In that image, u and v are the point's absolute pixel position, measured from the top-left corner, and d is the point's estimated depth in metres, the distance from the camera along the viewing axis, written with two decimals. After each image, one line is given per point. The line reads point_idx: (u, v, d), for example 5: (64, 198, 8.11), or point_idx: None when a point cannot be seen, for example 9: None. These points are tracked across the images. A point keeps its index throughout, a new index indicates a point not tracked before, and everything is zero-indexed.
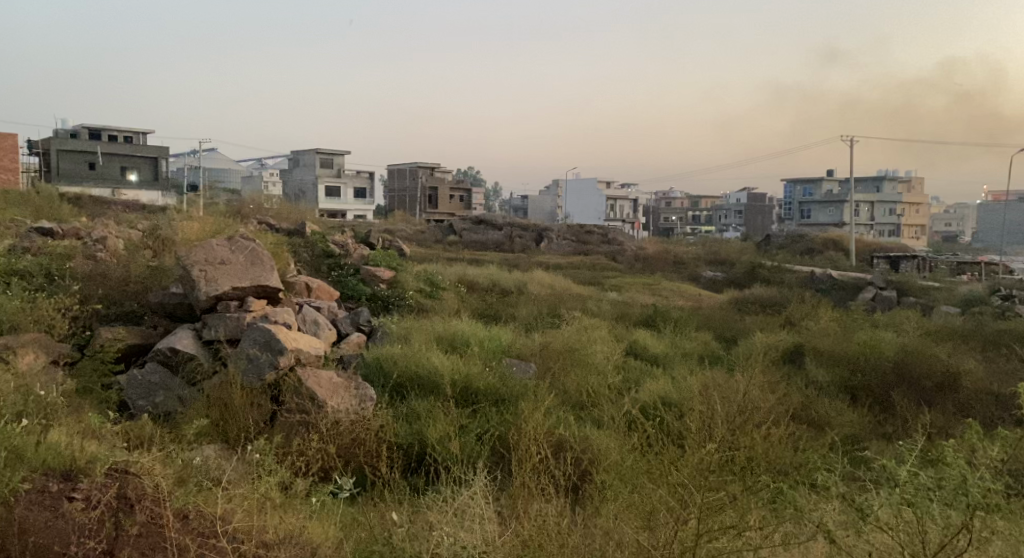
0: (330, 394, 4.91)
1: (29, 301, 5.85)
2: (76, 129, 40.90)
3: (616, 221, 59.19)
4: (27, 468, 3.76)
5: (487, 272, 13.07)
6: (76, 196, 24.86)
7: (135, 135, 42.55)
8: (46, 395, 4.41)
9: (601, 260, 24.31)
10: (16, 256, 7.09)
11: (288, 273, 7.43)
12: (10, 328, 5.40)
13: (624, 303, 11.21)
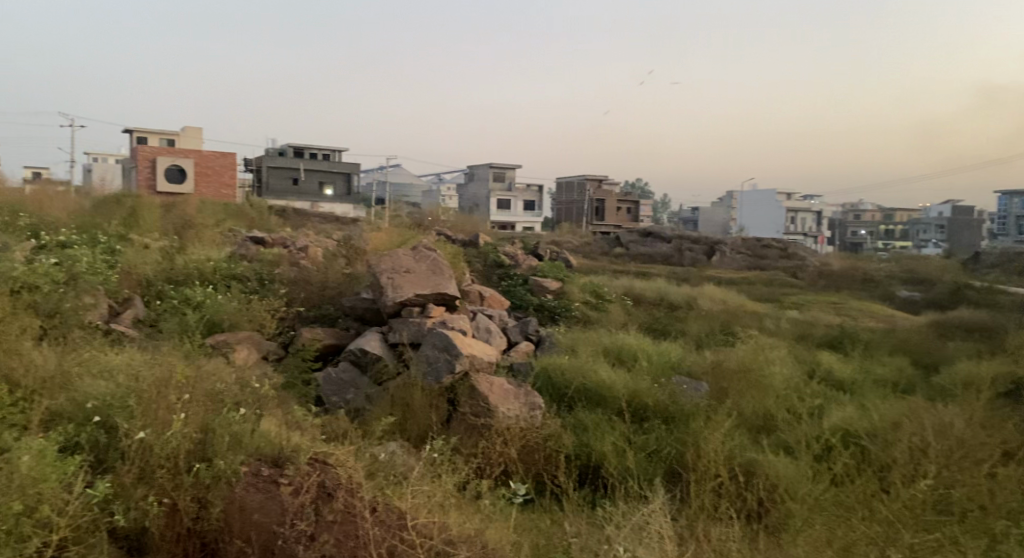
0: (503, 399, 5.02)
1: (245, 303, 6.58)
2: (285, 150, 45.30)
3: (798, 235, 56.01)
4: (245, 452, 4.21)
5: (656, 287, 12.87)
6: (287, 209, 27.65)
7: (334, 154, 46.63)
8: (260, 388, 4.93)
9: (780, 276, 23.12)
10: (237, 262, 8.03)
11: (462, 282, 7.80)
12: (231, 326, 6.12)
13: (802, 323, 10.58)
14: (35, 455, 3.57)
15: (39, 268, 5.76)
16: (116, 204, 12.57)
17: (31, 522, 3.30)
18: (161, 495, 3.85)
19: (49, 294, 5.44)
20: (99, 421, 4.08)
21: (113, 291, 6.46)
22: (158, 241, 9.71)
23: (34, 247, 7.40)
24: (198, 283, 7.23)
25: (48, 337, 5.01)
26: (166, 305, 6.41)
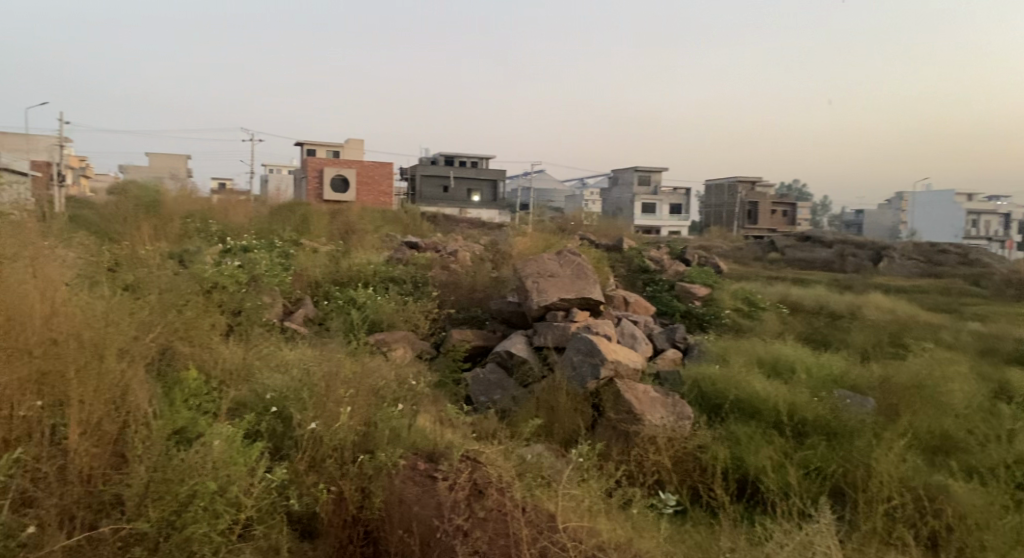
0: (649, 407, 4.92)
1: (401, 304, 6.95)
2: (436, 158, 47.74)
3: (980, 239, 50.80)
4: (403, 447, 4.44)
5: (816, 295, 12.13)
6: (440, 216, 28.90)
7: (481, 161, 48.43)
8: (415, 385, 5.16)
9: (959, 285, 21.12)
10: (394, 266, 8.49)
11: (607, 287, 7.80)
12: (388, 326, 6.48)
13: (988, 336, 9.55)
14: (225, 438, 3.93)
15: (226, 271, 6.40)
16: (292, 214, 13.71)
17: (222, 501, 3.65)
18: (329, 483, 4.13)
19: (234, 294, 6.03)
20: (276, 411, 4.44)
21: (286, 292, 7.05)
22: (326, 247, 10.48)
23: (221, 252, 8.25)
24: (359, 284, 7.72)
25: (233, 332, 5.55)
26: (330, 306, 6.91)
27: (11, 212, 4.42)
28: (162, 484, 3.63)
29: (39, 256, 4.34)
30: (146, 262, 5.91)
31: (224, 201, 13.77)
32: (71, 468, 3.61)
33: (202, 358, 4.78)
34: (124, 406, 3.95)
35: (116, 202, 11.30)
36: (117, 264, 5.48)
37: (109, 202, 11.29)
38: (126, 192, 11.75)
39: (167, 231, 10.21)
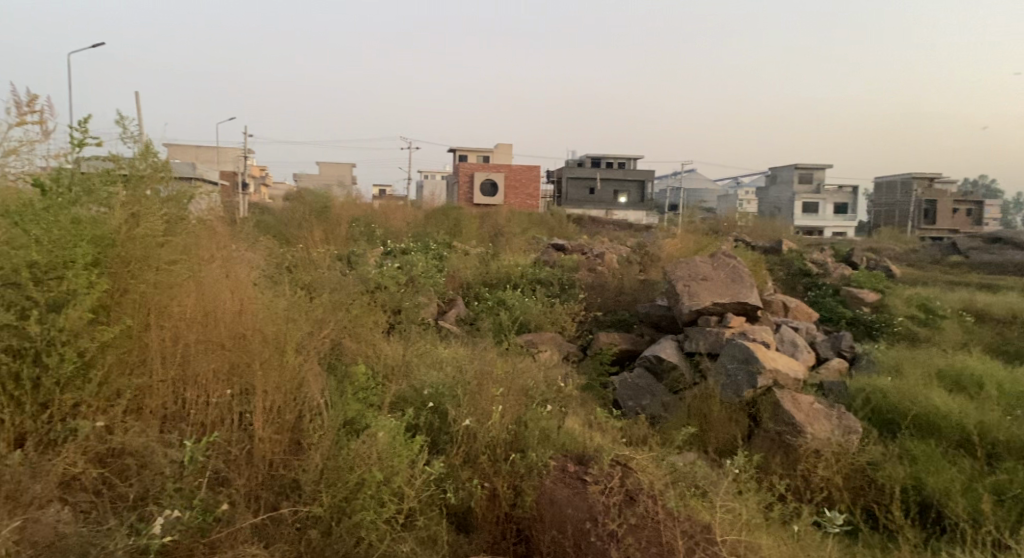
0: (812, 419, 4.63)
1: (549, 306, 7.08)
2: (583, 159, 47.92)
3: None
4: (553, 448, 4.44)
5: (1009, 302, 10.90)
6: (587, 218, 29.06)
7: (629, 162, 48.16)
8: (563, 387, 5.21)
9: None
10: (542, 267, 8.68)
11: (764, 292, 7.51)
12: (536, 327, 6.63)
13: None
14: (389, 432, 4.15)
15: (387, 273, 6.82)
16: (446, 218, 14.32)
17: (387, 491, 3.87)
18: (483, 479, 4.24)
19: (394, 293, 6.38)
20: (433, 406, 4.63)
21: (440, 292, 7.36)
22: (478, 249, 10.85)
23: (382, 254, 8.83)
24: (509, 286, 7.92)
25: (394, 329, 5.86)
26: (480, 307, 7.13)
27: (208, 217, 4.90)
28: (334, 472, 3.91)
29: (230, 256, 4.78)
30: (319, 263, 6.41)
31: (387, 207, 14.63)
32: (257, 451, 3.95)
33: (366, 353, 5.07)
34: (300, 396, 4.28)
35: (294, 209, 12.38)
36: (296, 259, 5.93)
37: (288, 209, 12.42)
38: (303, 201, 12.83)
39: (335, 234, 11.04)
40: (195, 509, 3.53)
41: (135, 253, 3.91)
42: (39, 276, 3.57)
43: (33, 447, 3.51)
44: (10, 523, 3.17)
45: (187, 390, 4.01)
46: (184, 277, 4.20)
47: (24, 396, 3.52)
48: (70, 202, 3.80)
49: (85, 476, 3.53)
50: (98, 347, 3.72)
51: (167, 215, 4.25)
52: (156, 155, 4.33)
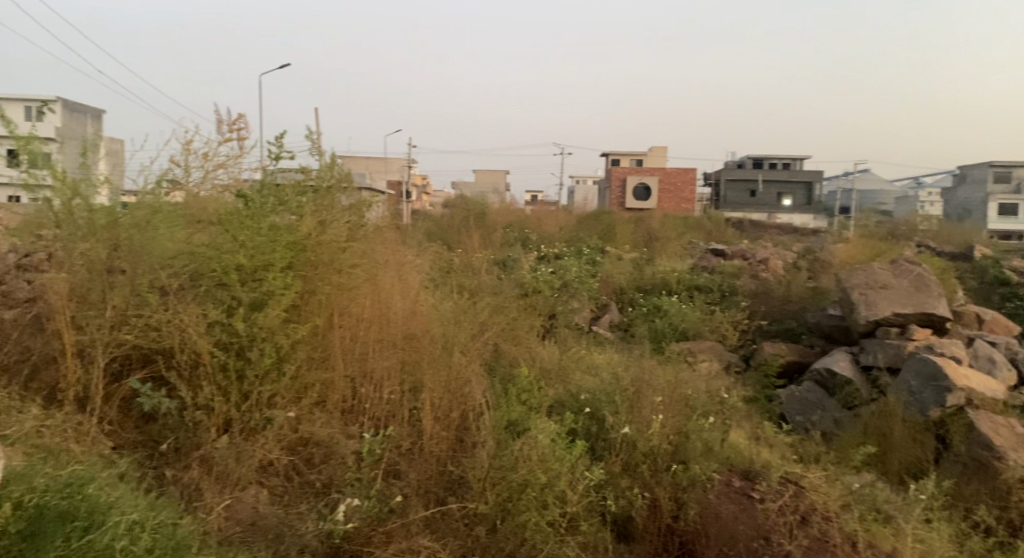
0: (1014, 445, 4.25)
1: (708, 314, 7.14)
2: (743, 162, 46.60)
3: None
4: (717, 461, 4.33)
5: None
6: (752, 223, 28.17)
7: (794, 162, 46.24)
8: (725, 398, 5.06)
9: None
10: (699, 274, 8.76)
11: (954, 303, 6.93)
12: (694, 334, 6.74)
13: None
14: (549, 435, 4.20)
15: (542, 278, 7.13)
16: (598, 223, 14.47)
17: (551, 494, 3.90)
18: (644, 488, 4.17)
19: (547, 297, 6.61)
20: (591, 412, 4.62)
21: (595, 297, 7.64)
22: (633, 254, 10.91)
23: (537, 260, 9.41)
24: (664, 292, 8.13)
25: (551, 333, 6.08)
26: (636, 313, 7.41)
27: (382, 224, 5.20)
28: (498, 472, 3.98)
29: (403, 262, 5.09)
30: (481, 267, 6.73)
31: (541, 214, 15.04)
32: (426, 448, 4.21)
33: (526, 355, 5.19)
34: (462, 396, 4.43)
35: (456, 218, 13.07)
36: (463, 263, 6.26)
37: (451, 215, 13.23)
38: (465, 210, 13.54)
39: (492, 239, 11.57)
40: (373, 499, 3.83)
41: (322, 257, 4.33)
42: (245, 277, 4.03)
43: (238, 433, 3.93)
44: (221, 502, 3.58)
45: (363, 385, 4.40)
46: (362, 280, 4.55)
47: (230, 386, 3.94)
48: (267, 210, 4.21)
49: (280, 462, 3.93)
50: (291, 344, 4.12)
51: (350, 222, 4.64)
52: (340, 166, 4.70)
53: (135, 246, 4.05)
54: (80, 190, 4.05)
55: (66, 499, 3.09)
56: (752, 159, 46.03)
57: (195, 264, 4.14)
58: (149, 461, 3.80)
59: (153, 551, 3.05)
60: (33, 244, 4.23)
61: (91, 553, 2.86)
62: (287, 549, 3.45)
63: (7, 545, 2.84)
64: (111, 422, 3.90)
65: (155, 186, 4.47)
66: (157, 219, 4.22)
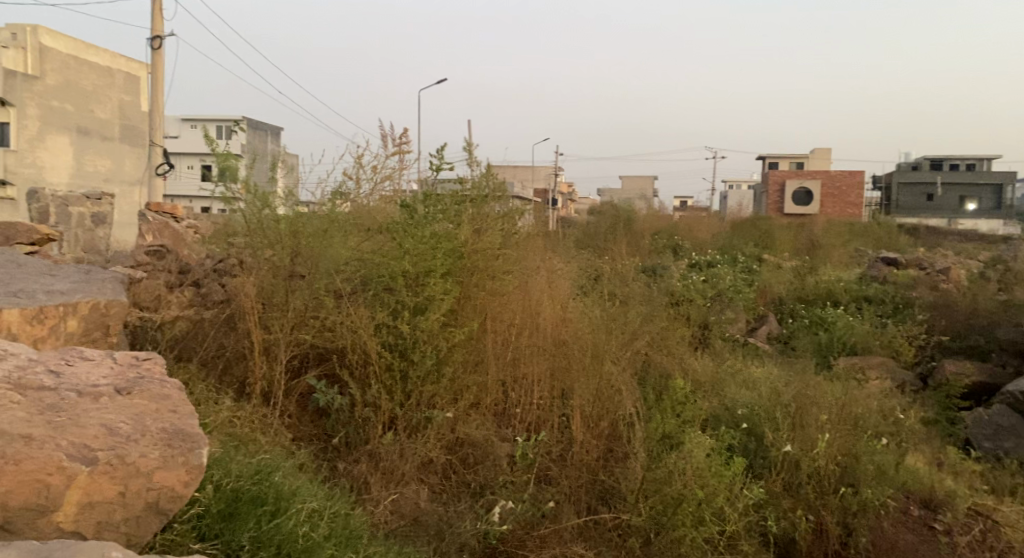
0: None
1: (880, 327, 7.03)
2: (919, 163, 43.05)
3: None
4: (891, 486, 4.06)
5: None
6: (930, 229, 26.17)
7: (980, 164, 42.36)
8: (901, 418, 4.75)
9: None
10: (867, 284, 8.50)
11: None
12: (863, 349, 6.62)
13: None
14: (706, 450, 4.01)
15: (694, 287, 7.13)
16: (753, 229, 14.10)
17: (708, 510, 3.77)
18: (808, 511, 3.95)
19: (699, 306, 6.55)
20: (748, 428, 4.44)
21: (750, 306, 7.65)
22: (790, 262, 10.53)
23: (689, 267, 9.43)
24: (828, 303, 8.01)
25: (704, 343, 6.20)
26: (797, 325, 7.35)
27: (533, 231, 5.30)
28: (652, 484, 3.90)
29: (552, 270, 5.10)
30: (632, 276, 6.79)
31: (690, 221, 14.82)
32: (577, 456, 4.21)
33: (679, 366, 5.10)
34: (612, 405, 4.40)
35: (604, 226, 13.22)
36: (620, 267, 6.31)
37: (602, 223, 13.50)
38: (613, 218, 13.68)
39: (640, 246, 11.69)
40: (526, 502, 3.90)
41: (478, 264, 4.47)
42: (409, 283, 4.25)
43: (402, 430, 4.15)
44: (387, 495, 3.81)
45: (515, 389, 4.50)
46: (514, 286, 4.64)
47: (395, 386, 4.18)
48: (430, 220, 4.44)
49: (438, 461, 4.08)
50: (450, 346, 4.28)
51: (504, 228, 4.75)
52: (496, 176, 4.85)
53: (315, 253, 4.42)
54: (269, 201, 4.49)
55: (255, 485, 3.39)
56: (928, 161, 42.45)
57: (364, 271, 4.52)
58: (323, 453, 4.10)
59: (330, 538, 3.31)
60: (227, 250, 4.73)
61: (278, 536, 3.12)
62: (448, 547, 3.57)
63: (209, 522, 3.11)
64: (290, 415, 4.27)
65: (330, 197, 4.83)
66: (333, 228, 4.54)
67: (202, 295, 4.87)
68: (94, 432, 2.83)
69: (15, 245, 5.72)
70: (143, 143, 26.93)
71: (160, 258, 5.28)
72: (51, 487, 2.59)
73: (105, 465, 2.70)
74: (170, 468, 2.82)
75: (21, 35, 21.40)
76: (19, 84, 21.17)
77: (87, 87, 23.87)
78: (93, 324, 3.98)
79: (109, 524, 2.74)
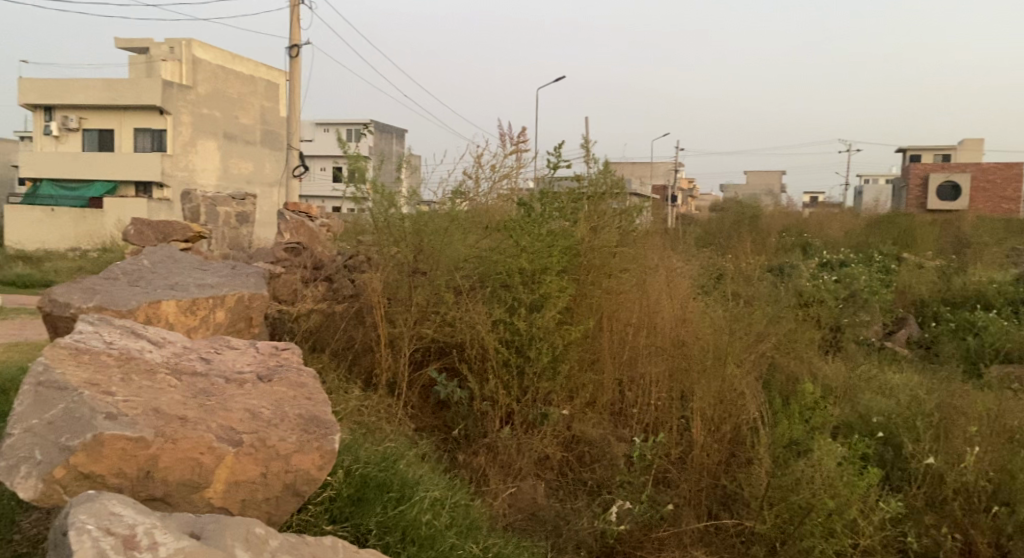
0: None
1: None
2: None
3: None
4: None
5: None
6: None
7: None
8: None
9: None
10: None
11: None
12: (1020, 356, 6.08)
13: None
14: (837, 458, 3.74)
15: (825, 286, 6.80)
16: (893, 226, 13.24)
17: (839, 521, 3.56)
18: (955, 529, 3.67)
19: (831, 307, 6.20)
20: (883, 437, 4.19)
21: (887, 309, 7.19)
22: (934, 262, 9.77)
23: (818, 266, 9.01)
24: (978, 305, 7.40)
25: (835, 348, 5.93)
26: (941, 329, 6.86)
27: (651, 229, 5.23)
28: (777, 491, 3.72)
29: (672, 268, 4.96)
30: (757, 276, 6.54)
31: (821, 219, 14.11)
32: (697, 459, 4.10)
33: (808, 371, 4.88)
34: (735, 408, 4.24)
35: (728, 224, 12.89)
36: (746, 263, 6.06)
37: (725, 221, 13.15)
38: (737, 216, 13.30)
39: (766, 244, 11.30)
40: (644, 503, 3.85)
41: (594, 262, 4.46)
42: (526, 280, 4.28)
43: (519, 425, 4.21)
44: (505, 489, 3.88)
45: (632, 389, 4.45)
46: (631, 285, 4.56)
47: (511, 381, 4.24)
48: (546, 217, 4.46)
49: (554, 457, 4.12)
50: (565, 344, 4.28)
51: (621, 226, 4.71)
52: (613, 172, 4.80)
53: (436, 249, 4.59)
54: (395, 200, 4.69)
55: (382, 471, 3.54)
56: None
57: (482, 268, 4.57)
58: (444, 444, 4.25)
59: (451, 527, 3.41)
60: (357, 247, 5.10)
61: (403, 522, 3.24)
62: (565, 544, 3.59)
63: (340, 505, 3.27)
64: (413, 406, 4.45)
65: (451, 195, 4.97)
66: (453, 226, 4.66)
67: (334, 289, 5.11)
68: (239, 416, 3.05)
69: (173, 243, 6.29)
70: (280, 146, 28.79)
71: (296, 254, 5.60)
72: (203, 465, 2.77)
73: (249, 447, 2.89)
74: (305, 452, 3.01)
75: (177, 49, 24.06)
76: (175, 92, 23.32)
77: (233, 95, 25.80)
78: (237, 316, 4.30)
79: (252, 502, 2.94)
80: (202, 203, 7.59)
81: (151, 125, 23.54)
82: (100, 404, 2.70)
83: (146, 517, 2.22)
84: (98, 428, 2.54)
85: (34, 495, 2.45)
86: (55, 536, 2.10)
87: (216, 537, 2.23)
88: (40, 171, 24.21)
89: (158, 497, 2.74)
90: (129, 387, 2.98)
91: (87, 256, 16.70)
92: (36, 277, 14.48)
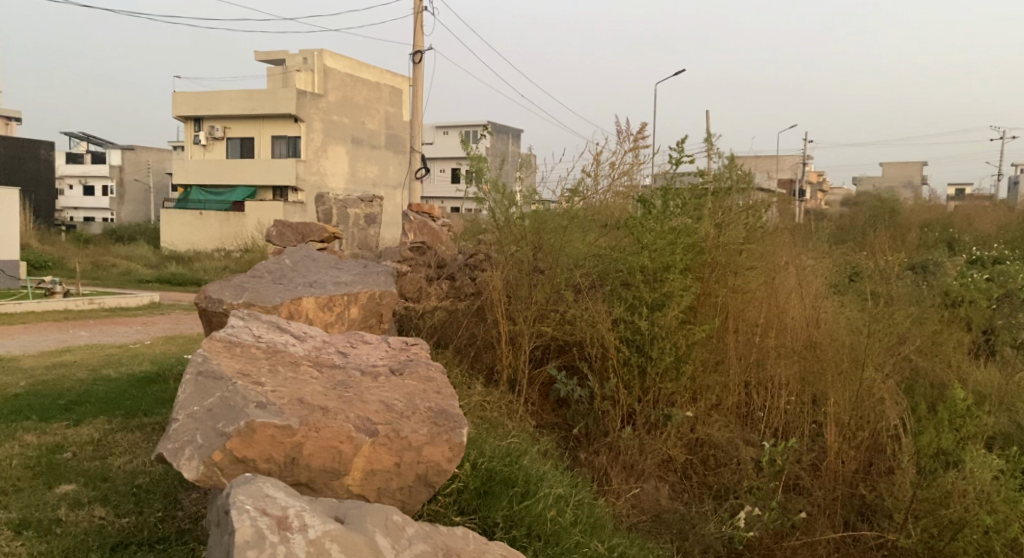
0: None
1: None
2: None
3: None
4: None
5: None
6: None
7: None
8: None
9: None
10: None
11: None
12: None
13: None
14: (995, 472, 3.50)
15: (978, 283, 6.30)
16: None
17: (998, 539, 3.32)
18: None
19: (984, 307, 5.75)
20: None
21: None
22: None
23: (967, 262, 8.37)
24: None
25: (987, 352, 5.49)
26: None
27: (779, 225, 5.02)
28: (925, 504, 3.48)
29: (802, 266, 4.75)
30: (898, 273, 6.16)
31: (970, 213, 13.09)
32: (831, 466, 3.91)
33: (953, 374, 4.56)
34: (873, 415, 4.03)
35: (865, 218, 12.19)
36: (888, 258, 5.70)
37: (863, 215, 12.44)
38: (875, 209, 12.57)
39: (908, 239, 10.60)
40: (775, 511, 3.71)
41: (720, 259, 4.31)
42: (648, 279, 4.21)
43: (640, 426, 4.17)
44: (629, 490, 3.87)
45: (758, 392, 4.32)
46: (757, 285, 4.40)
47: (633, 381, 4.20)
48: (669, 215, 4.35)
49: (678, 460, 4.06)
50: (689, 343, 4.18)
51: (748, 222, 4.53)
52: (740, 166, 4.61)
53: (555, 247, 4.59)
54: (516, 200, 4.75)
55: (507, 466, 3.58)
56: None
57: (602, 267, 4.58)
58: (565, 442, 4.30)
59: (576, 525, 3.42)
60: (477, 246, 5.18)
61: (528, 517, 3.28)
62: (692, 548, 3.54)
63: (467, 497, 3.35)
64: (534, 403, 4.51)
65: (570, 192, 4.99)
66: (572, 225, 4.66)
67: (456, 287, 5.24)
68: (375, 407, 3.17)
69: (308, 243, 6.68)
70: (403, 150, 29.84)
71: (421, 253, 5.78)
72: (342, 453, 2.91)
73: (384, 438, 3.00)
74: (435, 444, 3.10)
75: (311, 60, 25.36)
76: (307, 101, 24.69)
77: (358, 102, 27.04)
78: (369, 313, 4.50)
79: (387, 491, 3.07)
80: (334, 206, 8.00)
81: (287, 132, 24.99)
82: (252, 393, 2.90)
83: (295, 500, 2.36)
84: (251, 416, 2.72)
85: (197, 475, 2.66)
86: (218, 514, 2.27)
87: (358, 523, 2.34)
88: (190, 178, 26.22)
89: (303, 482, 2.90)
90: (277, 379, 3.17)
91: (230, 257, 17.97)
92: (189, 276, 15.76)
